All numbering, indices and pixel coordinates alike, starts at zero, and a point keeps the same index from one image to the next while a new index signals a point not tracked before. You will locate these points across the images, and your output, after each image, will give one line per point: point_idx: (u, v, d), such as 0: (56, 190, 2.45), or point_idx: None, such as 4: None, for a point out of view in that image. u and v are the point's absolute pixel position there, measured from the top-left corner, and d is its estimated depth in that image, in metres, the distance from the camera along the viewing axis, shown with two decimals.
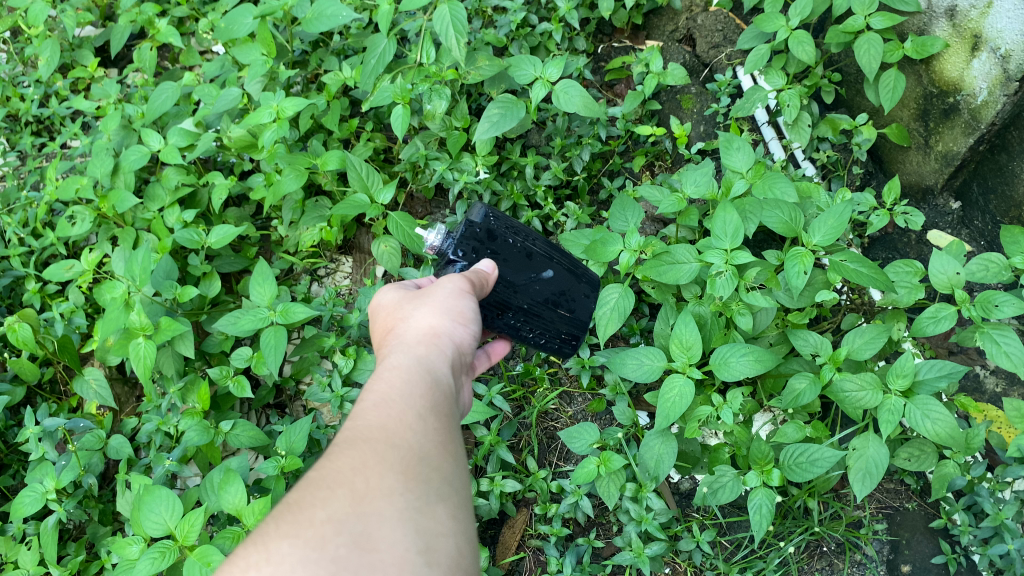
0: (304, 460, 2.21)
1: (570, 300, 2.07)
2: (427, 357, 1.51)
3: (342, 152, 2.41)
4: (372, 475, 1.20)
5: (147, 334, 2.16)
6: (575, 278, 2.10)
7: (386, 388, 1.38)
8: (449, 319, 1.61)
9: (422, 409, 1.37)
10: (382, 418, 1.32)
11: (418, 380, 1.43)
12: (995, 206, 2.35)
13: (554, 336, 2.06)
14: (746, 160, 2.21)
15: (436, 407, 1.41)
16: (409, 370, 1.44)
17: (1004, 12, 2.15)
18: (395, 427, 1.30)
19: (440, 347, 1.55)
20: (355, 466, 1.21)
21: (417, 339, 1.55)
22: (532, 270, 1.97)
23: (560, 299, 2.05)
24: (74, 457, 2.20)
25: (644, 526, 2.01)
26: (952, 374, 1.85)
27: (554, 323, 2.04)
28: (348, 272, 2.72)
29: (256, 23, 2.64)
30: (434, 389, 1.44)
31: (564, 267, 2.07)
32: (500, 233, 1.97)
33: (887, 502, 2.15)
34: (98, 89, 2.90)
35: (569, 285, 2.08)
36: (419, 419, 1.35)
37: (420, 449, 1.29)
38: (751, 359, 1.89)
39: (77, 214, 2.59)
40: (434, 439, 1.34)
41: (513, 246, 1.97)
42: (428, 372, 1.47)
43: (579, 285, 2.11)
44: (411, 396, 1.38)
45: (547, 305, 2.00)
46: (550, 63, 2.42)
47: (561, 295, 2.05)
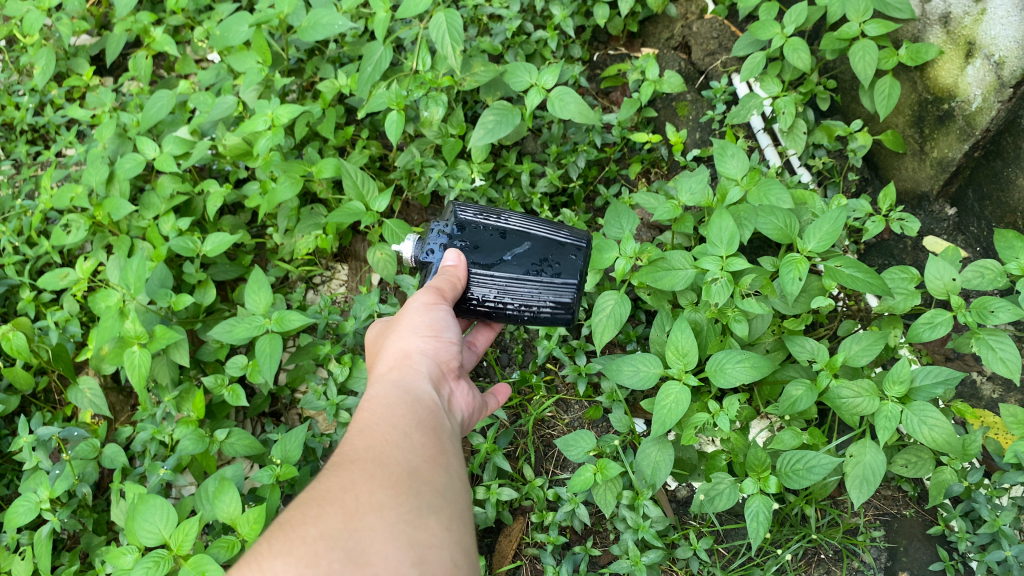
0: (299, 469, 2.20)
1: (556, 266, 1.84)
2: (403, 378, 1.55)
3: (337, 160, 2.41)
4: (361, 492, 1.23)
5: (141, 342, 2.14)
6: (557, 242, 1.87)
7: (366, 415, 1.43)
8: (418, 336, 1.65)
9: (405, 427, 1.40)
10: (366, 440, 1.35)
11: (395, 401, 1.47)
12: (990, 212, 2.34)
13: (546, 306, 1.84)
14: (741, 166, 2.21)
15: (420, 423, 1.44)
16: (384, 395, 1.49)
17: (997, 19, 2.17)
18: (381, 447, 1.33)
19: (414, 366, 1.59)
20: (344, 485, 1.24)
21: (391, 364, 1.60)
22: (505, 248, 1.82)
23: (543, 267, 1.83)
24: (68, 466, 2.18)
25: (641, 534, 2.00)
26: (949, 380, 1.86)
27: (541, 294, 1.83)
28: (343, 280, 2.71)
29: (251, 31, 2.64)
30: (414, 406, 1.47)
31: (542, 235, 1.86)
32: (469, 221, 1.86)
33: (884, 508, 2.15)
34: (93, 97, 2.90)
35: (550, 251, 1.85)
36: (403, 436, 1.38)
37: (408, 465, 1.32)
38: (747, 366, 1.88)
39: (71, 222, 2.58)
40: (421, 454, 1.37)
41: (482, 230, 1.84)
42: (406, 392, 1.51)
43: (562, 247, 1.86)
44: (392, 417, 1.42)
45: (528, 277, 1.82)
46: (546, 70, 2.42)
47: (544, 266, 1.83)
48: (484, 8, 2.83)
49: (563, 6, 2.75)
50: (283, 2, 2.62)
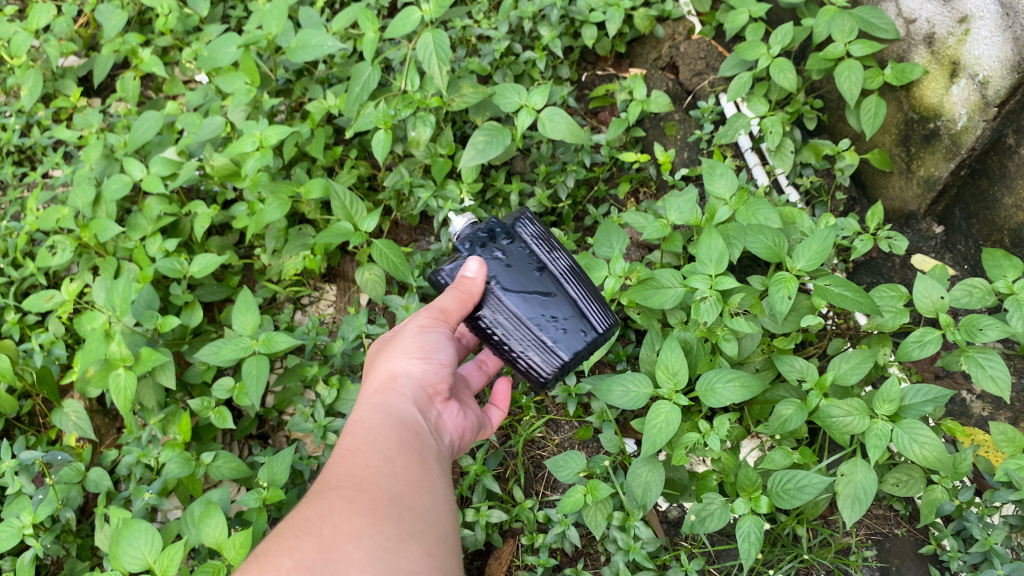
0: (286, 492, 2.18)
1: (559, 326, 1.70)
2: (386, 400, 1.57)
3: (326, 180, 2.41)
4: (339, 520, 1.21)
5: (127, 365, 2.13)
6: (581, 311, 1.73)
7: (351, 439, 1.43)
8: (406, 359, 1.67)
9: (386, 451, 1.40)
10: (347, 465, 1.34)
11: (378, 423, 1.48)
12: (977, 230, 2.36)
13: (527, 357, 1.73)
14: (729, 186, 2.22)
15: (402, 446, 1.44)
16: (365, 414, 1.52)
17: (981, 39, 2.19)
18: (362, 472, 1.32)
19: (397, 389, 1.62)
20: (321, 513, 1.23)
21: (377, 386, 1.63)
22: (529, 278, 1.72)
23: (545, 318, 1.70)
24: (51, 491, 2.16)
25: (632, 555, 1.98)
26: (939, 398, 1.84)
27: (528, 345, 1.72)
28: (332, 300, 2.70)
29: (239, 52, 2.64)
30: (397, 427, 1.48)
31: (573, 294, 1.74)
32: (521, 237, 1.78)
33: (875, 528, 2.15)
34: (80, 118, 2.90)
35: (568, 312, 1.72)
36: (384, 460, 1.38)
37: (388, 490, 1.31)
38: (738, 385, 1.88)
39: (57, 243, 2.56)
40: (402, 478, 1.36)
41: (526, 252, 1.76)
42: (389, 414, 1.52)
43: (581, 319, 1.72)
44: (376, 441, 1.42)
45: (525, 315, 1.70)
46: (534, 90, 2.43)
47: (551, 320, 1.70)
48: (473, 30, 2.84)
49: (552, 26, 2.75)
50: (272, 24, 2.62)
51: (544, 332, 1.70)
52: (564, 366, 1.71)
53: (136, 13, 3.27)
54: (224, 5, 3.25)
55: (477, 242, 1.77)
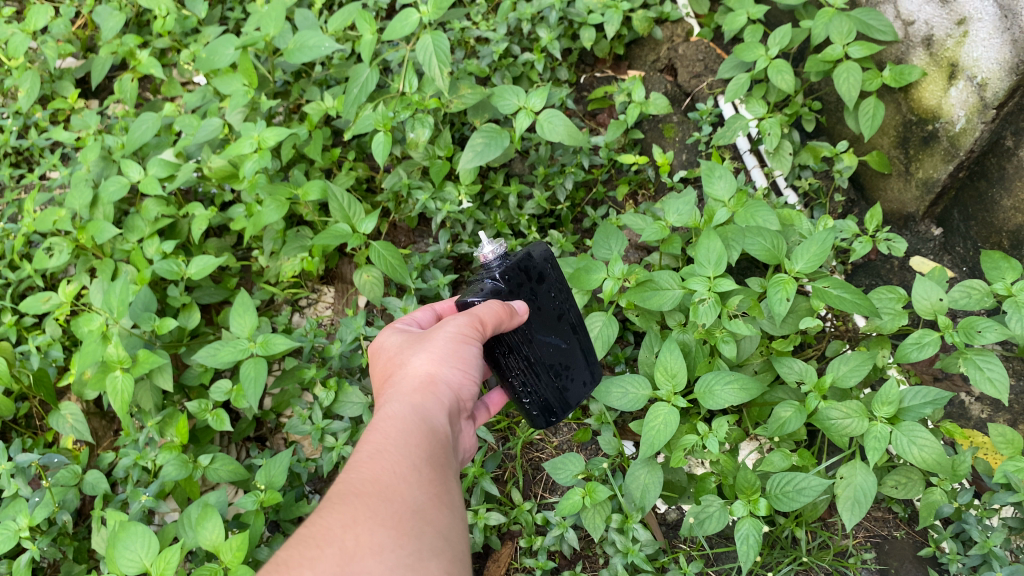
0: (284, 494, 2.17)
1: (571, 380, 1.84)
2: (423, 406, 1.51)
3: (324, 182, 2.40)
4: (362, 533, 1.20)
5: (124, 367, 2.12)
6: (585, 361, 1.88)
7: (378, 440, 1.40)
8: (450, 365, 1.58)
9: (415, 459, 1.37)
10: (374, 471, 1.32)
11: (411, 429, 1.43)
12: (976, 232, 2.36)
13: (538, 405, 1.81)
14: (728, 188, 2.22)
15: (430, 456, 1.41)
16: (402, 419, 1.46)
17: (979, 41, 2.19)
18: (388, 480, 1.30)
19: (437, 396, 1.55)
20: (344, 522, 1.22)
21: (415, 386, 1.55)
22: (556, 332, 1.79)
23: (562, 373, 1.82)
24: (48, 493, 2.16)
25: (630, 558, 1.97)
26: (938, 400, 1.83)
27: (543, 389, 1.79)
28: (330, 302, 2.70)
29: (238, 53, 2.63)
30: (431, 438, 1.44)
31: (581, 346, 1.87)
32: (550, 279, 1.78)
33: (875, 530, 2.15)
34: (78, 120, 2.89)
35: (578, 365, 1.85)
36: (413, 469, 1.35)
37: (413, 502, 1.29)
38: (736, 387, 1.87)
39: (55, 245, 2.55)
40: (427, 490, 1.34)
41: (553, 299, 1.79)
42: (424, 421, 1.47)
43: (585, 371, 1.88)
44: (405, 447, 1.39)
45: (546, 370, 1.78)
46: (532, 92, 2.43)
47: (563, 368, 1.82)
48: (471, 31, 2.84)
49: (550, 28, 2.76)
50: (270, 25, 2.62)
51: (559, 380, 1.81)
52: (564, 413, 1.86)
53: (134, 14, 3.27)
54: (222, 6, 3.24)
55: (513, 277, 1.70)
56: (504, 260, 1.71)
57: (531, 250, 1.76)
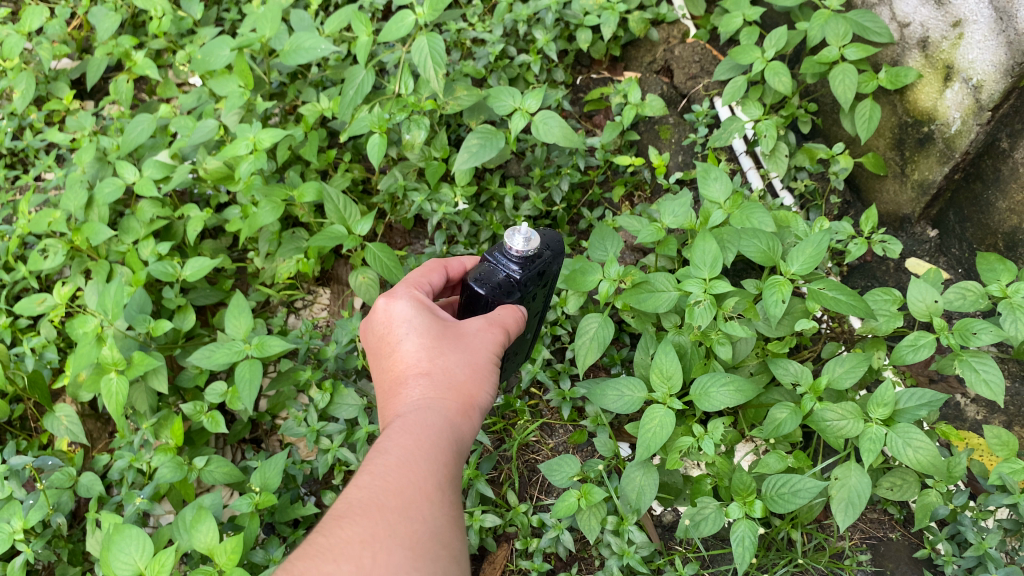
0: (279, 496, 2.17)
1: (513, 361, 2.01)
2: (459, 427, 1.50)
3: (319, 184, 2.40)
4: (379, 550, 1.20)
5: (119, 369, 2.12)
6: (530, 345, 2.04)
7: (405, 451, 1.38)
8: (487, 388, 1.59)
9: (439, 478, 1.37)
10: (399, 484, 1.32)
11: (441, 448, 1.42)
12: (971, 234, 2.36)
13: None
14: (724, 190, 2.22)
15: (453, 477, 1.40)
16: (441, 439, 1.43)
17: (975, 43, 2.19)
18: (412, 497, 1.30)
19: (472, 420, 1.55)
20: (363, 537, 1.22)
21: (457, 404, 1.52)
22: (527, 327, 1.91)
23: (511, 357, 1.98)
24: (42, 496, 2.15)
25: (626, 560, 1.98)
26: (933, 402, 1.84)
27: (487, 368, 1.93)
28: (325, 303, 2.69)
29: (233, 55, 2.63)
30: (457, 461, 1.45)
31: (535, 332, 2.01)
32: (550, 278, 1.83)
33: (870, 532, 2.15)
34: (73, 121, 2.89)
35: (524, 350, 2.02)
36: (436, 488, 1.35)
37: (433, 523, 1.29)
38: (732, 389, 1.87)
39: (49, 247, 2.54)
40: (447, 512, 1.34)
41: (542, 297, 1.88)
42: (456, 444, 1.47)
43: (527, 353, 2.05)
44: (431, 464, 1.38)
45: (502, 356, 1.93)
46: (529, 94, 2.43)
47: (513, 354, 1.97)
48: (467, 33, 2.84)
49: (546, 30, 2.76)
50: (265, 27, 2.61)
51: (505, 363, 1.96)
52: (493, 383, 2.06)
53: (130, 15, 3.26)
54: (218, 7, 3.24)
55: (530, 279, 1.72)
56: (530, 260, 1.70)
57: (553, 249, 1.78)
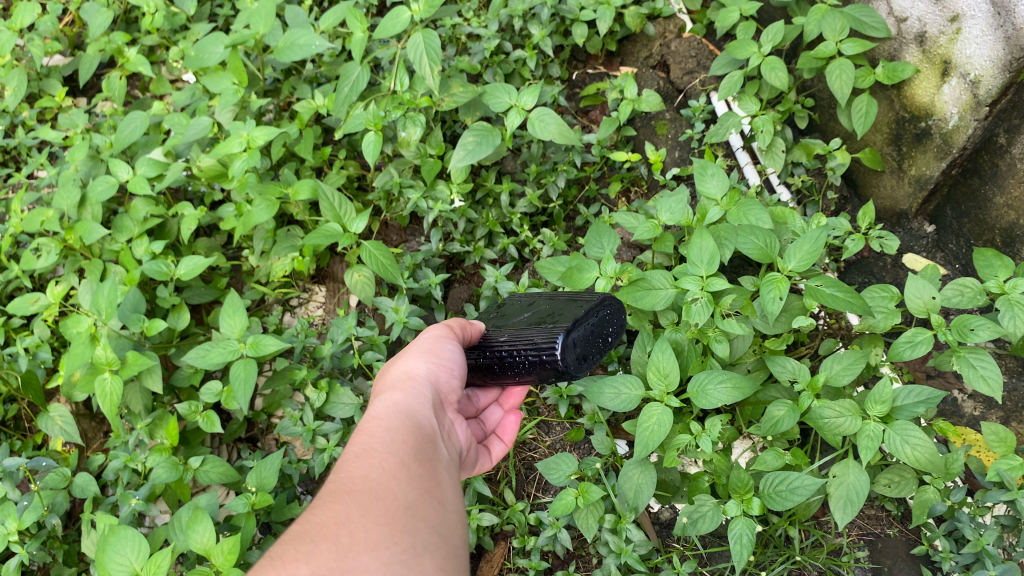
0: (275, 496, 2.16)
1: (555, 315, 1.72)
2: (405, 400, 1.46)
3: (314, 181, 2.38)
4: (355, 529, 1.13)
5: (113, 369, 2.10)
6: (573, 303, 1.78)
7: (365, 438, 1.33)
8: (425, 359, 1.60)
9: (402, 456, 1.31)
10: (362, 469, 1.25)
11: (395, 427, 1.38)
12: (969, 229, 2.36)
13: (535, 346, 1.67)
14: (721, 186, 2.21)
15: (417, 453, 1.34)
16: (388, 418, 1.40)
17: (973, 38, 2.18)
18: (378, 476, 1.23)
19: (418, 388, 1.51)
20: (338, 520, 1.15)
21: (393, 382, 1.53)
22: (527, 312, 1.84)
23: (542, 319, 1.73)
24: (37, 497, 2.14)
25: (624, 558, 1.97)
26: (931, 399, 1.83)
27: (535, 334, 1.69)
28: (321, 301, 2.69)
29: (227, 52, 2.61)
30: (416, 434, 1.39)
31: (563, 302, 1.80)
32: (512, 303, 1.98)
33: (868, 528, 2.15)
34: (65, 119, 2.87)
35: (563, 308, 1.77)
36: (401, 466, 1.29)
37: (405, 498, 1.22)
38: (729, 386, 1.87)
39: (42, 246, 2.53)
40: (418, 486, 1.27)
41: (522, 305, 1.93)
42: (408, 417, 1.42)
43: (573, 306, 1.75)
44: (392, 445, 1.32)
45: (526, 327, 1.73)
46: (525, 91, 2.41)
47: (549, 316, 1.75)
48: (462, 28, 2.82)
49: (542, 25, 2.74)
50: (259, 23, 2.59)
51: (546, 321, 1.72)
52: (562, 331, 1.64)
53: (123, 12, 3.24)
54: (211, 3, 3.21)
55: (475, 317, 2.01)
56: None
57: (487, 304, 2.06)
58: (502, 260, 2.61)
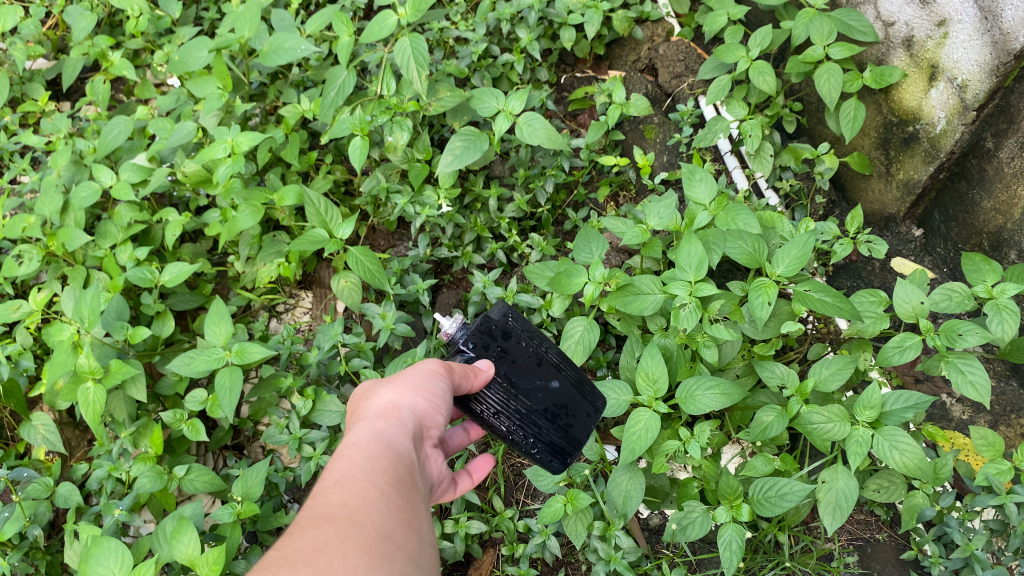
0: (262, 505, 2.15)
1: (573, 417, 1.73)
2: (387, 431, 1.40)
3: (300, 187, 2.36)
4: (335, 555, 1.10)
5: (96, 378, 2.08)
6: (581, 393, 1.77)
7: (344, 464, 1.30)
8: (414, 392, 1.50)
9: (383, 485, 1.28)
10: (342, 495, 1.22)
11: (376, 455, 1.33)
12: (956, 234, 2.37)
13: (547, 449, 1.72)
14: (709, 191, 2.20)
15: (397, 483, 1.31)
16: (369, 446, 1.35)
17: (960, 42, 2.16)
18: (358, 504, 1.21)
19: (401, 421, 1.45)
20: (318, 545, 1.11)
21: (377, 413, 1.45)
22: (540, 378, 1.71)
23: (560, 413, 1.72)
24: (18, 507, 2.11)
25: (613, 565, 1.97)
26: (919, 404, 1.83)
27: (544, 433, 1.70)
28: (308, 307, 2.67)
29: (211, 56, 2.59)
30: (397, 463, 1.35)
31: (574, 380, 1.76)
32: (516, 333, 1.74)
33: (857, 533, 2.16)
34: (47, 123, 2.85)
35: (574, 401, 1.75)
36: (381, 494, 1.26)
37: (383, 528, 1.20)
38: (718, 392, 1.86)
39: (23, 253, 2.50)
40: (395, 516, 1.25)
41: (528, 347, 1.73)
42: (390, 448, 1.37)
43: (584, 402, 1.77)
44: (373, 472, 1.29)
45: (542, 416, 1.70)
46: (512, 95, 2.39)
47: (561, 408, 1.73)
48: (449, 32, 2.81)
49: (529, 28, 2.73)
50: (244, 27, 2.56)
51: (557, 419, 1.71)
52: (577, 451, 1.75)
53: (107, 15, 3.22)
54: (196, 6, 3.19)
55: (478, 342, 1.70)
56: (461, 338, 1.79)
57: (485, 312, 1.74)
58: (490, 264, 2.62)
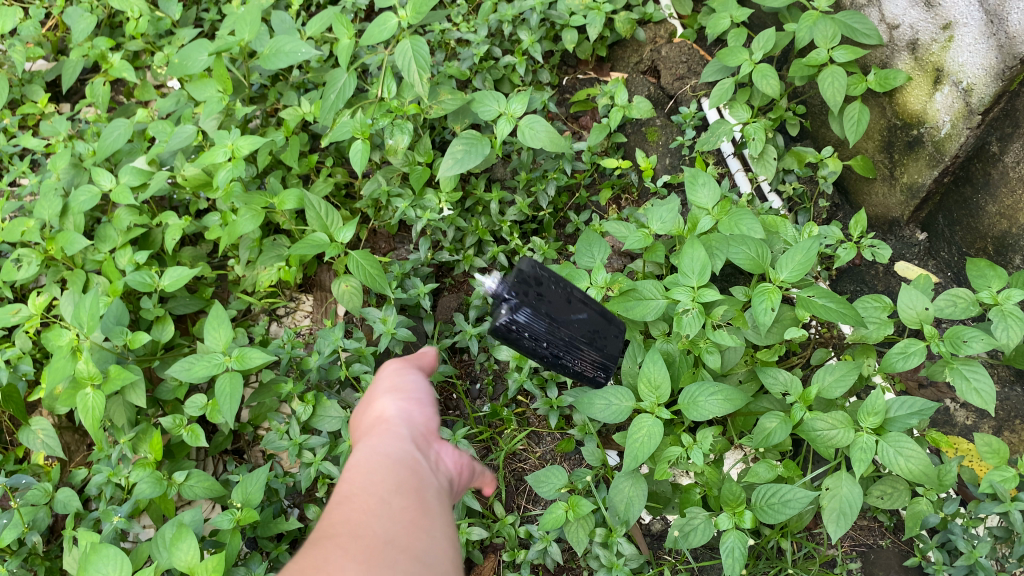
0: (261, 511, 2.14)
1: (606, 339, 1.90)
2: (381, 445, 1.38)
3: (300, 191, 2.34)
4: (330, 568, 1.08)
5: (95, 383, 2.07)
6: (607, 320, 1.92)
7: (344, 485, 1.28)
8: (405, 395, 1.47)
9: (383, 493, 1.25)
10: (341, 513, 1.20)
11: (374, 467, 1.31)
12: (961, 238, 2.36)
13: (592, 366, 1.90)
14: (712, 196, 2.17)
15: (400, 487, 1.28)
16: (365, 461, 1.33)
17: (965, 46, 2.14)
18: (356, 517, 1.18)
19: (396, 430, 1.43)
20: (313, 562, 1.09)
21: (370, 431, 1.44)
22: (573, 310, 1.82)
23: (595, 338, 1.89)
24: (17, 514, 2.10)
25: (615, 572, 1.96)
26: (924, 410, 1.82)
27: (587, 354, 1.86)
28: (308, 311, 2.66)
29: (211, 59, 2.57)
30: (397, 469, 1.32)
31: (599, 310, 1.90)
32: (545, 277, 1.79)
33: (860, 540, 2.13)
34: (47, 126, 2.84)
35: (603, 326, 1.90)
36: (382, 503, 1.23)
37: (385, 533, 1.17)
38: (721, 398, 1.84)
39: (22, 257, 2.49)
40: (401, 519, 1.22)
41: (557, 288, 1.81)
42: (387, 458, 1.35)
43: (611, 325, 1.92)
44: (372, 484, 1.27)
45: (584, 341, 1.85)
46: (514, 98, 2.38)
47: (594, 333, 1.88)
48: (451, 33, 2.79)
49: (531, 30, 2.72)
50: (245, 29, 2.54)
51: (594, 341, 1.88)
52: (612, 367, 1.95)
53: (107, 16, 3.21)
54: (196, 8, 3.18)
55: (518, 291, 1.73)
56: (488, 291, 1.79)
57: (514, 265, 1.75)
58: (491, 268, 2.60)
